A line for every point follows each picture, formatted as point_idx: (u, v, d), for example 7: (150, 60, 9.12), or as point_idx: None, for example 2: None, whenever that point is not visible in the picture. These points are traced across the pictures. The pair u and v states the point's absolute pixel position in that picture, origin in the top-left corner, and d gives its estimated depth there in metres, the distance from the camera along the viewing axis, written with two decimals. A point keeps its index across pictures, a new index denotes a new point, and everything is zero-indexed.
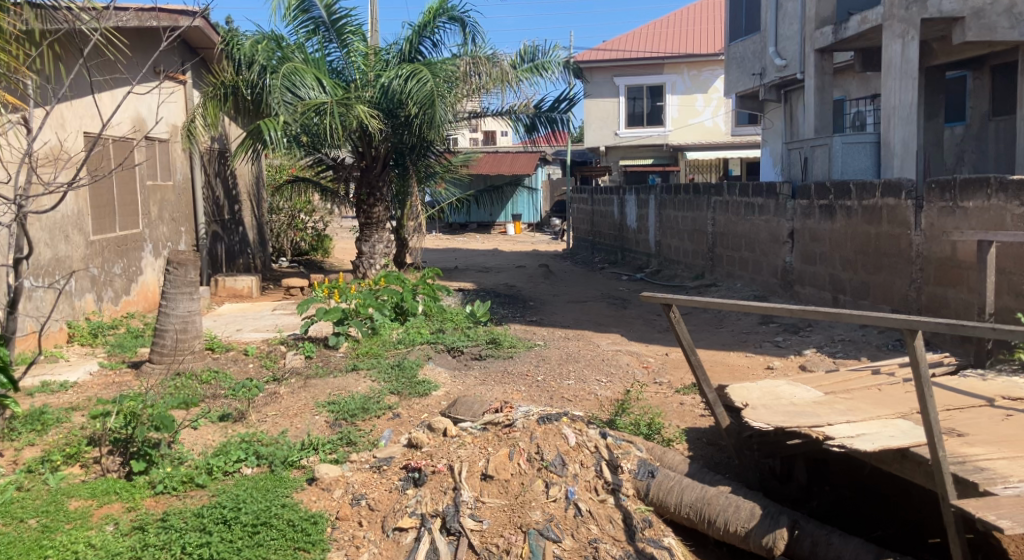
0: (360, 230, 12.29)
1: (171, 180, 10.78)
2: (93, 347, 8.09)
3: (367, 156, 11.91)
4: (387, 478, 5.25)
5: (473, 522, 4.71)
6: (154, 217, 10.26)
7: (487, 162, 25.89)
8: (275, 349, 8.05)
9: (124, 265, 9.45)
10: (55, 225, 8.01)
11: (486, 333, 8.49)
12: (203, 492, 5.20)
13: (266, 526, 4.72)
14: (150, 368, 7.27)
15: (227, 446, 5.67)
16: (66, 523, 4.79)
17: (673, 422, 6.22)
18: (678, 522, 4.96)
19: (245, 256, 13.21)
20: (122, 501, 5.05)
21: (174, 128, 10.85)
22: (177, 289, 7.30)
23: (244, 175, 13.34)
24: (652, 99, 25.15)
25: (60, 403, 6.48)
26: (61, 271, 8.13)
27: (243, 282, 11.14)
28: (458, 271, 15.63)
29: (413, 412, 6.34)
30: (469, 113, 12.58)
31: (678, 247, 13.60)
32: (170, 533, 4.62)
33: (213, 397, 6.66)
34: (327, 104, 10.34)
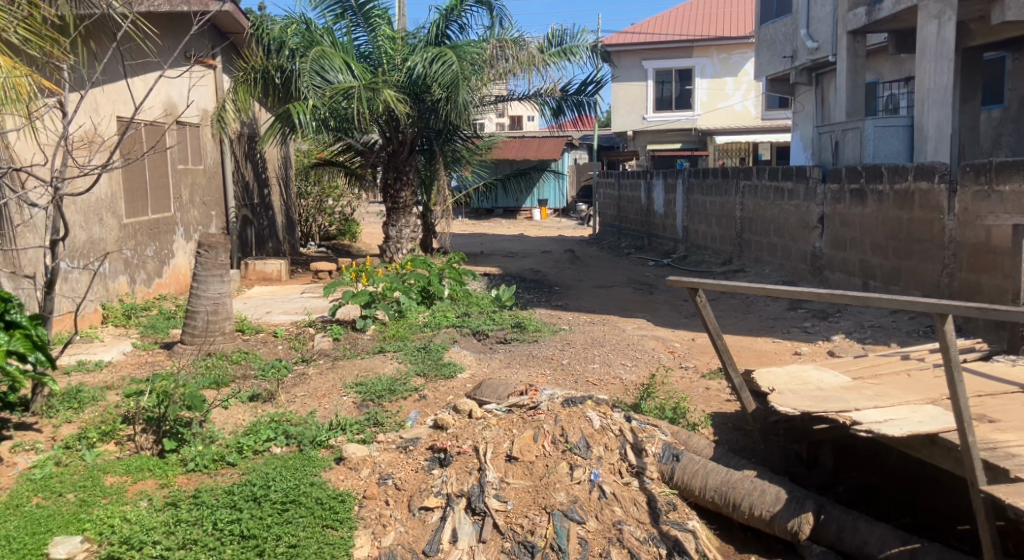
0: (387, 214, 12.40)
1: (202, 164, 10.90)
2: (127, 327, 8.25)
3: (395, 140, 11.98)
4: (414, 458, 5.32)
5: (498, 502, 4.77)
6: (185, 200, 10.40)
7: (513, 147, 25.88)
8: (304, 331, 8.15)
9: (157, 247, 9.61)
10: (89, 208, 8.17)
11: (511, 316, 8.53)
12: (233, 470, 5.31)
13: (295, 503, 4.83)
14: (183, 349, 7.42)
15: (258, 426, 5.79)
16: (103, 497, 4.93)
17: (699, 406, 6.24)
18: (702, 505, 5.00)
19: (275, 240, 13.36)
20: (156, 478, 5.18)
21: (204, 112, 10.99)
22: (209, 271, 7.44)
23: (272, 159, 13.45)
24: (681, 83, 24.94)
25: (95, 382, 6.63)
26: (96, 253, 8.30)
27: (273, 266, 11.26)
28: (484, 256, 15.67)
29: (439, 394, 6.41)
30: (496, 97, 12.56)
31: (706, 233, 13.54)
32: (201, 509, 4.74)
33: (244, 377, 6.79)
34: (355, 88, 10.31)
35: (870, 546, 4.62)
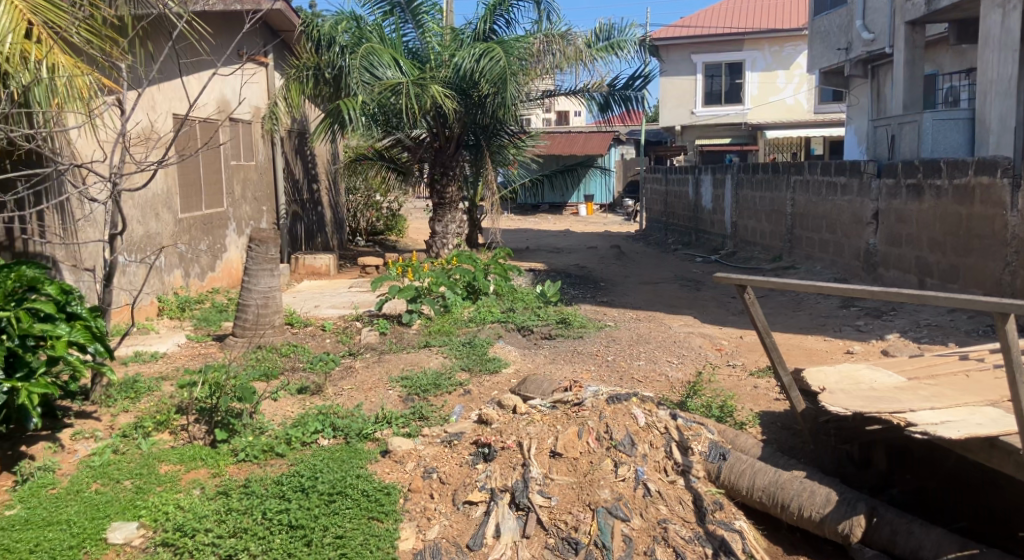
0: (433, 210, 12.54)
1: (254, 160, 11.09)
2: (181, 320, 8.45)
3: (442, 136, 12.08)
4: (459, 453, 5.37)
5: (543, 498, 4.80)
6: (238, 196, 10.61)
7: (560, 143, 25.85)
8: (351, 325, 8.27)
9: (210, 242, 9.82)
10: (146, 203, 8.38)
11: (556, 312, 8.55)
12: (282, 461, 5.42)
13: (342, 495, 4.92)
14: (234, 341, 7.57)
15: (306, 418, 5.89)
16: (157, 485, 5.07)
17: (747, 405, 6.19)
18: (749, 505, 4.97)
19: (324, 236, 13.54)
20: (208, 467, 5.31)
21: (256, 110, 11.18)
22: (259, 265, 7.59)
23: (321, 156, 13.63)
24: (731, 77, 24.66)
25: (151, 373, 6.81)
26: (152, 247, 8.51)
27: (321, 260, 11.41)
28: (529, 251, 15.71)
29: (483, 389, 6.45)
30: (542, 93, 12.53)
31: (756, 229, 13.40)
32: (252, 498, 4.85)
33: (293, 369, 6.93)
34: (403, 84, 10.39)
35: (925, 550, 4.53)
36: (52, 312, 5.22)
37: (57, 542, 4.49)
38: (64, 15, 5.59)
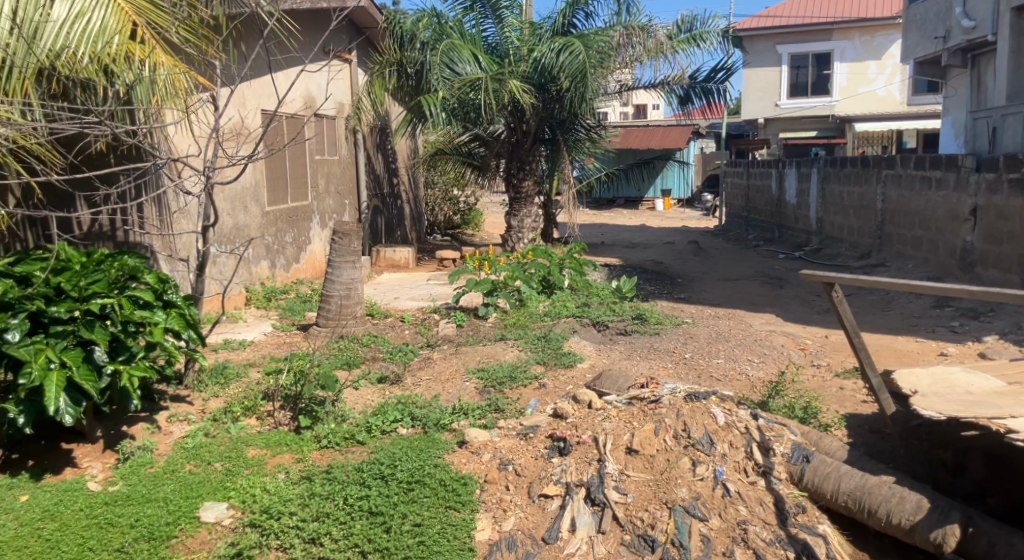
0: (509, 204, 12.61)
1: (337, 155, 11.32)
2: (268, 309, 8.71)
3: (519, 130, 12.12)
4: (534, 445, 5.41)
5: (618, 494, 4.81)
6: (321, 189, 10.85)
7: (638, 136, 25.67)
8: (429, 317, 8.38)
9: (295, 234, 10.08)
10: (236, 196, 8.66)
11: (633, 308, 8.52)
12: (362, 448, 5.55)
13: (420, 484, 5.02)
14: (318, 331, 7.78)
15: (385, 407, 6.02)
16: (245, 468, 5.26)
17: (832, 406, 6.07)
18: (834, 509, 4.87)
19: (403, 229, 13.75)
20: (292, 452, 5.48)
21: (340, 105, 11.41)
22: (342, 257, 7.76)
23: (401, 150, 13.82)
24: (818, 67, 24.10)
25: (240, 360, 7.04)
26: (241, 239, 8.79)
27: (401, 253, 11.60)
28: (606, 246, 15.66)
29: (559, 383, 6.48)
30: (621, 85, 12.48)
31: (843, 224, 13.08)
32: (334, 484, 4.99)
33: (373, 358, 7.09)
34: (482, 79, 10.44)
35: None
36: (151, 299, 5.44)
37: (154, 519, 4.72)
38: (164, 16, 5.83)
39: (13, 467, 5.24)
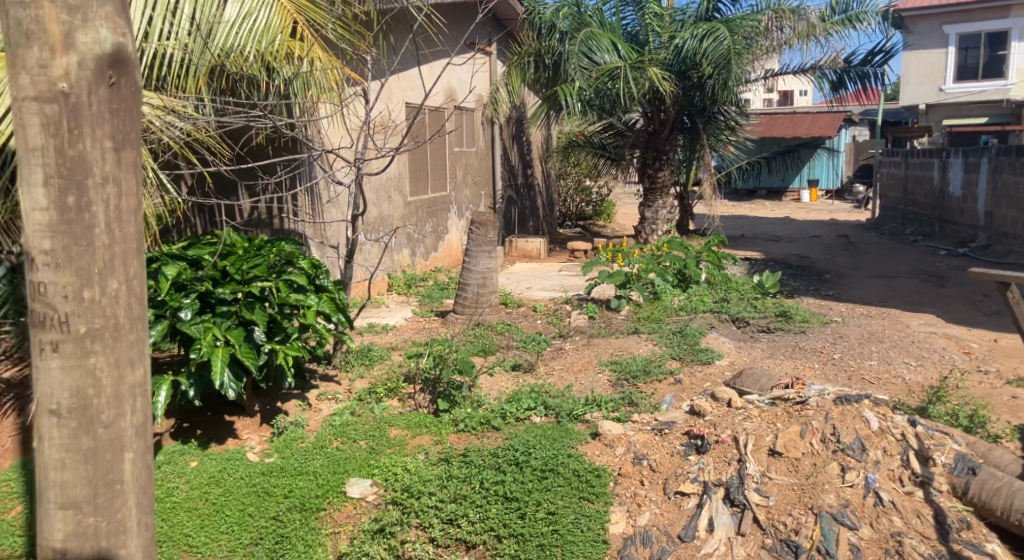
0: (644, 194, 12.43)
1: (475, 147, 11.48)
2: (408, 295, 8.95)
3: (657, 119, 11.91)
4: (670, 442, 5.32)
5: (759, 496, 4.67)
6: (459, 180, 11.02)
7: (783, 125, 24.86)
8: (561, 307, 8.39)
9: (434, 223, 10.31)
10: (381, 186, 8.91)
11: (775, 304, 8.25)
12: (498, 434, 5.61)
13: (553, 472, 5.03)
14: (455, 317, 7.96)
15: (520, 394, 6.08)
16: (388, 447, 5.42)
17: (1003, 416, 5.68)
18: (1005, 528, 4.51)
19: (536, 220, 13.83)
20: (431, 433, 5.61)
21: (480, 97, 11.58)
22: (479, 247, 7.88)
23: (535, 142, 13.87)
24: (991, 48, 22.57)
25: (383, 343, 7.26)
26: (385, 228, 9.06)
27: (533, 244, 11.67)
28: (746, 239, 15.26)
29: (696, 379, 6.34)
30: (767, 72, 12.18)
31: (1015, 220, 12.21)
32: (470, 467, 5.08)
33: (508, 346, 7.17)
34: (621, 68, 10.31)
35: None
36: (305, 283, 5.73)
37: (305, 491, 4.94)
38: (322, 14, 6.08)
39: (183, 435, 5.59)
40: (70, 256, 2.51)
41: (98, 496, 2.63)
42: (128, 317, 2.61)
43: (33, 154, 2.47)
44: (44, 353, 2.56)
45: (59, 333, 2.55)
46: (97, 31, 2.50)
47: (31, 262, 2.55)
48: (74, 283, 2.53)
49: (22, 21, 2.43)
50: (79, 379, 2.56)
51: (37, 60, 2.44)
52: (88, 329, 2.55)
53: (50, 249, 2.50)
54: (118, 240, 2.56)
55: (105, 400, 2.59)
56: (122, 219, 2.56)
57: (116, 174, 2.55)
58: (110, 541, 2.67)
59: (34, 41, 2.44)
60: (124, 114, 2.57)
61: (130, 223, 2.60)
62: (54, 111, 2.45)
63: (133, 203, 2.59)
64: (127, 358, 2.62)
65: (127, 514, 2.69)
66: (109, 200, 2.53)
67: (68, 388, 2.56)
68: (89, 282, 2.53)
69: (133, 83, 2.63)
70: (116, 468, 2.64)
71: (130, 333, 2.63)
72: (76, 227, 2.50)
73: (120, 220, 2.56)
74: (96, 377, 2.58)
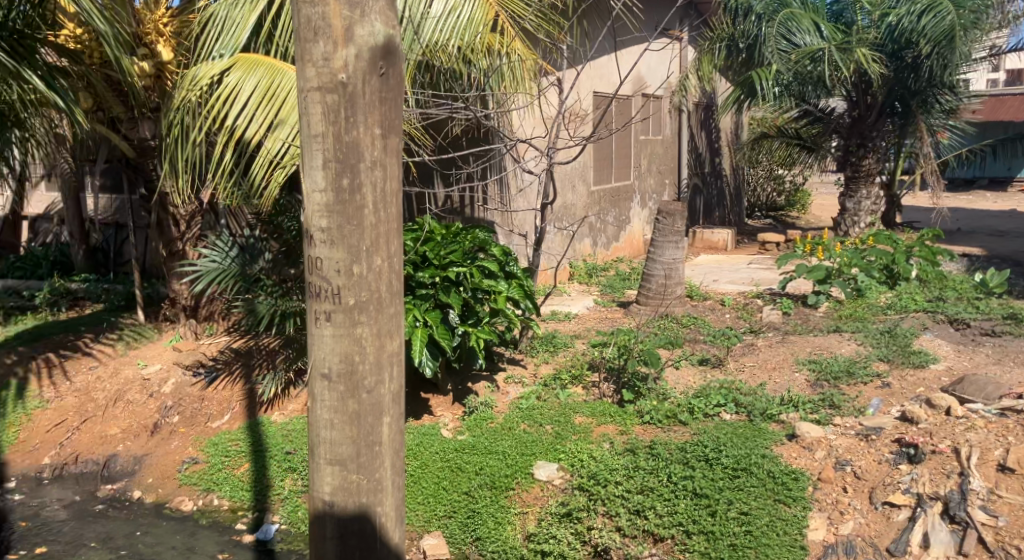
0: (846, 184, 11.73)
1: (661, 134, 11.33)
2: (588, 285, 9.11)
3: (862, 103, 11.26)
4: (877, 449, 4.96)
5: (986, 515, 4.30)
6: (644, 168, 10.89)
7: (1009, 107, 22.67)
8: (751, 302, 8.08)
9: (617, 213, 10.28)
10: (565, 176, 8.99)
11: (1001, 307, 7.50)
12: (685, 429, 5.49)
13: (747, 472, 4.83)
14: (638, 309, 7.93)
15: (708, 390, 5.91)
16: (573, 434, 5.52)
17: None
18: None
19: (723, 210, 13.43)
20: (617, 423, 5.61)
21: (669, 84, 11.35)
22: (665, 237, 7.79)
23: (725, 129, 13.45)
24: None
25: (567, 331, 7.42)
26: (569, 217, 9.21)
27: (719, 235, 11.31)
28: (964, 232, 14.05)
29: (907, 384, 5.89)
30: (993, 49, 11.22)
31: None
32: (658, 460, 5.01)
33: (694, 340, 7.03)
34: (825, 49, 9.82)
35: None
36: (496, 270, 5.77)
37: (494, 469, 5.23)
38: (518, 9, 6.22)
39: None
40: (342, 234, 2.65)
41: (360, 455, 2.78)
42: (389, 292, 2.74)
43: (314, 139, 2.64)
44: (317, 321, 2.73)
45: (331, 304, 2.71)
46: (373, 24, 2.62)
47: (308, 237, 2.72)
48: (344, 258, 2.67)
49: (311, 18, 2.59)
50: (346, 346, 2.72)
51: (321, 53, 2.60)
52: (356, 302, 2.69)
53: (325, 227, 2.65)
54: (382, 220, 2.68)
55: (368, 367, 2.74)
56: (388, 199, 2.68)
57: (384, 158, 2.67)
58: (369, 499, 2.81)
59: (320, 36, 2.59)
60: (393, 100, 2.68)
61: (394, 203, 2.71)
62: (334, 99, 2.60)
63: (398, 189, 2.71)
64: (387, 330, 2.76)
65: (383, 475, 2.83)
66: (376, 181, 2.65)
67: (337, 353, 2.72)
68: (357, 258, 2.67)
69: (397, 69, 2.72)
70: (376, 430, 2.79)
71: (390, 306, 2.75)
72: (348, 206, 2.64)
73: (385, 202, 2.67)
74: (361, 345, 2.72)
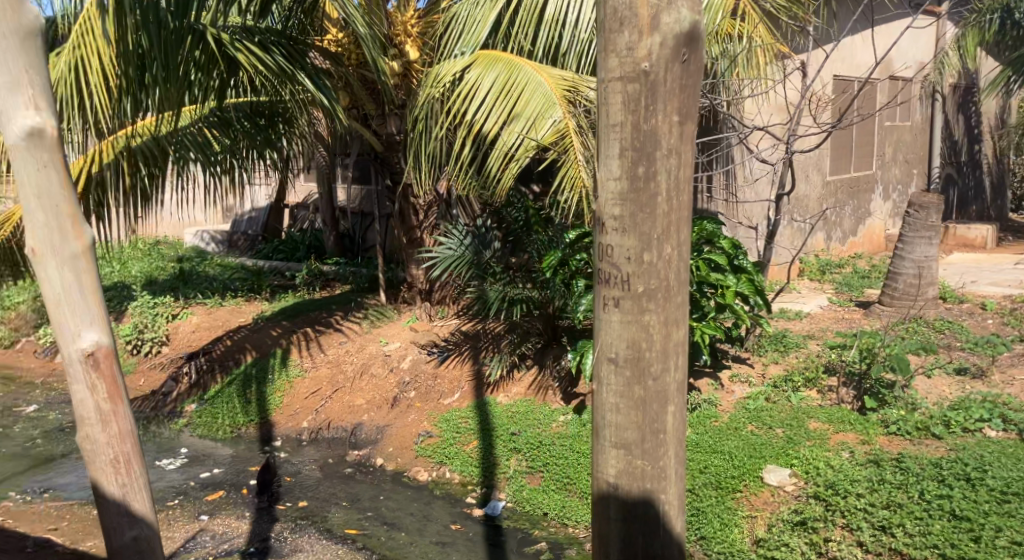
0: None
1: (910, 121, 10.58)
2: (821, 283, 8.69)
3: None
4: None
5: None
6: (889, 158, 10.20)
7: None
8: (1020, 307, 7.30)
9: (855, 206, 9.68)
10: (800, 165, 8.71)
11: None
12: (939, 443, 5.43)
13: (1016, 496, 4.71)
14: (881, 311, 7.41)
15: (967, 402, 5.74)
16: (807, 439, 5.66)
17: None
18: None
19: (980, 204, 12.32)
20: (857, 431, 5.67)
21: (920, 65, 10.57)
22: (917, 233, 7.14)
23: (988, 113, 12.24)
24: None
25: (798, 330, 7.33)
26: (801, 209, 8.82)
27: (976, 232, 10.34)
28: None
29: None
30: None
31: None
32: (908, 474, 5.04)
33: (951, 346, 6.65)
34: None
35: None
36: (724, 264, 6.24)
37: (720, 470, 5.49)
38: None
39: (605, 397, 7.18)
40: (634, 222, 2.46)
41: (645, 441, 2.53)
42: (679, 279, 2.51)
43: (611, 128, 2.46)
44: (606, 307, 2.54)
45: (620, 290, 2.51)
46: (679, 11, 2.41)
47: (600, 225, 2.56)
48: (636, 246, 2.47)
49: (617, 9, 2.41)
50: (635, 333, 2.51)
51: (625, 42, 2.41)
52: (645, 289, 2.48)
53: (617, 216, 2.46)
54: (676, 207, 2.46)
55: (656, 353, 2.50)
56: (682, 187, 2.45)
57: (681, 146, 2.45)
58: (655, 485, 2.55)
59: (626, 26, 2.41)
60: (694, 88, 2.45)
61: (688, 191, 2.47)
62: (635, 89, 2.40)
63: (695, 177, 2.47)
64: (675, 318, 2.52)
65: (668, 463, 2.56)
66: (673, 169, 2.43)
67: (624, 339, 2.51)
68: (648, 246, 2.46)
69: (700, 55, 2.48)
70: (661, 418, 2.53)
71: (680, 295, 2.52)
72: (642, 193, 2.44)
73: (679, 189, 2.45)
74: (650, 333, 2.50)
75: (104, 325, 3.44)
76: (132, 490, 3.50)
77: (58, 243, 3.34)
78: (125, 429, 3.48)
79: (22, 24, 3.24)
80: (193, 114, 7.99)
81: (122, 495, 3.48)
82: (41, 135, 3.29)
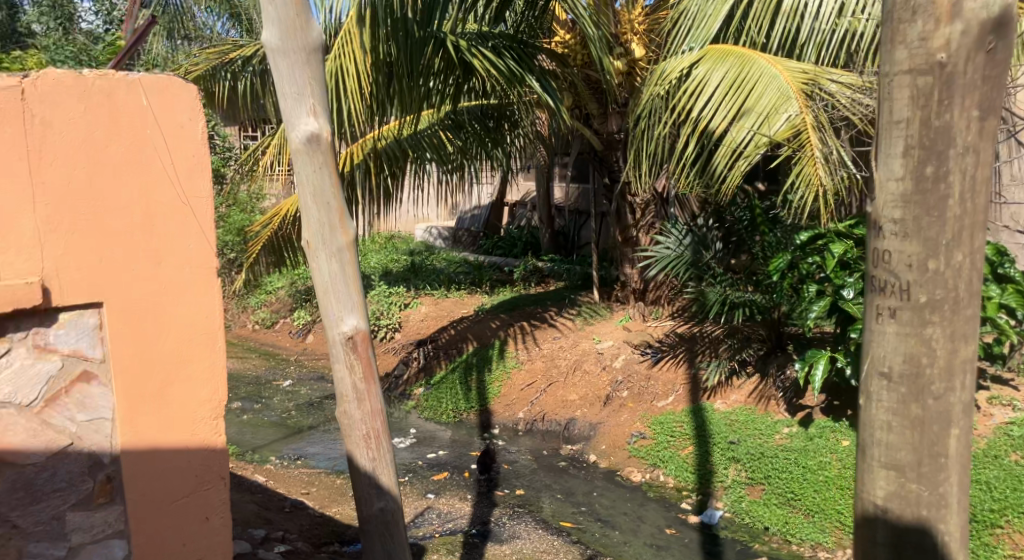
0: None
1: None
2: None
3: None
4: None
5: None
6: None
7: None
8: None
9: None
10: None
11: None
12: None
13: None
14: None
15: None
16: None
17: None
18: None
19: None
20: None
21: None
22: None
23: None
24: None
25: None
26: None
27: None
28: None
29: None
30: None
31: None
32: None
33: None
34: None
35: None
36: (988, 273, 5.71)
37: (978, 501, 5.10)
38: None
39: (835, 413, 6.78)
40: (919, 226, 2.26)
41: (923, 465, 2.32)
42: (969, 290, 2.27)
43: (895, 125, 2.27)
44: (880, 317, 2.36)
45: (898, 300, 2.31)
46: None
47: (877, 229, 2.37)
48: (920, 252, 2.27)
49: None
50: (914, 347, 2.30)
51: (918, 32, 2.21)
52: (929, 300, 2.27)
53: (899, 220, 2.28)
54: (971, 211, 2.22)
55: (938, 370, 2.29)
56: (979, 188, 2.21)
57: (979, 143, 2.21)
58: (931, 513, 2.33)
59: (919, 15, 2.21)
60: (1000, 80, 2.20)
61: (985, 193, 2.23)
62: (927, 82, 2.20)
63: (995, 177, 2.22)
64: (963, 333, 2.28)
65: (949, 490, 2.33)
66: (968, 169, 2.20)
67: (902, 353, 2.31)
68: (935, 253, 2.24)
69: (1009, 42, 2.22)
70: (942, 442, 2.31)
71: (969, 307, 2.28)
72: (930, 195, 2.23)
73: (975, 190, 2.21)
74: (932, 347, 2.28)
75: (362, 311, 3.66)
76: (380, 464, 3.70)
77: (326, 235, 3.58)
78: (376, 406, 3.68)
79: (308, 38, 3.55)
80: (431, 116, 8.33)
81: (371, 467, 3.69)
82: (318, 140, 3.56)
